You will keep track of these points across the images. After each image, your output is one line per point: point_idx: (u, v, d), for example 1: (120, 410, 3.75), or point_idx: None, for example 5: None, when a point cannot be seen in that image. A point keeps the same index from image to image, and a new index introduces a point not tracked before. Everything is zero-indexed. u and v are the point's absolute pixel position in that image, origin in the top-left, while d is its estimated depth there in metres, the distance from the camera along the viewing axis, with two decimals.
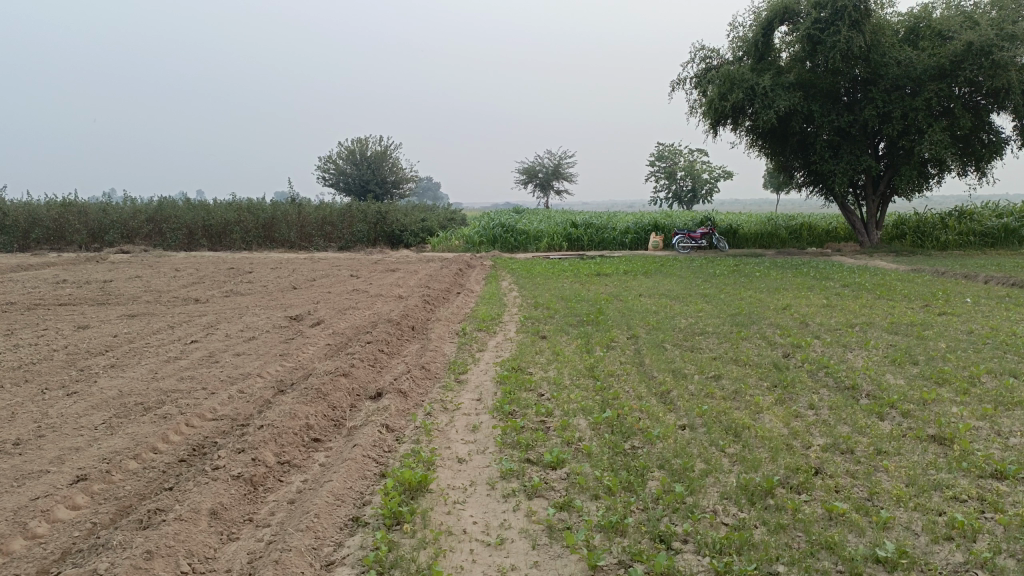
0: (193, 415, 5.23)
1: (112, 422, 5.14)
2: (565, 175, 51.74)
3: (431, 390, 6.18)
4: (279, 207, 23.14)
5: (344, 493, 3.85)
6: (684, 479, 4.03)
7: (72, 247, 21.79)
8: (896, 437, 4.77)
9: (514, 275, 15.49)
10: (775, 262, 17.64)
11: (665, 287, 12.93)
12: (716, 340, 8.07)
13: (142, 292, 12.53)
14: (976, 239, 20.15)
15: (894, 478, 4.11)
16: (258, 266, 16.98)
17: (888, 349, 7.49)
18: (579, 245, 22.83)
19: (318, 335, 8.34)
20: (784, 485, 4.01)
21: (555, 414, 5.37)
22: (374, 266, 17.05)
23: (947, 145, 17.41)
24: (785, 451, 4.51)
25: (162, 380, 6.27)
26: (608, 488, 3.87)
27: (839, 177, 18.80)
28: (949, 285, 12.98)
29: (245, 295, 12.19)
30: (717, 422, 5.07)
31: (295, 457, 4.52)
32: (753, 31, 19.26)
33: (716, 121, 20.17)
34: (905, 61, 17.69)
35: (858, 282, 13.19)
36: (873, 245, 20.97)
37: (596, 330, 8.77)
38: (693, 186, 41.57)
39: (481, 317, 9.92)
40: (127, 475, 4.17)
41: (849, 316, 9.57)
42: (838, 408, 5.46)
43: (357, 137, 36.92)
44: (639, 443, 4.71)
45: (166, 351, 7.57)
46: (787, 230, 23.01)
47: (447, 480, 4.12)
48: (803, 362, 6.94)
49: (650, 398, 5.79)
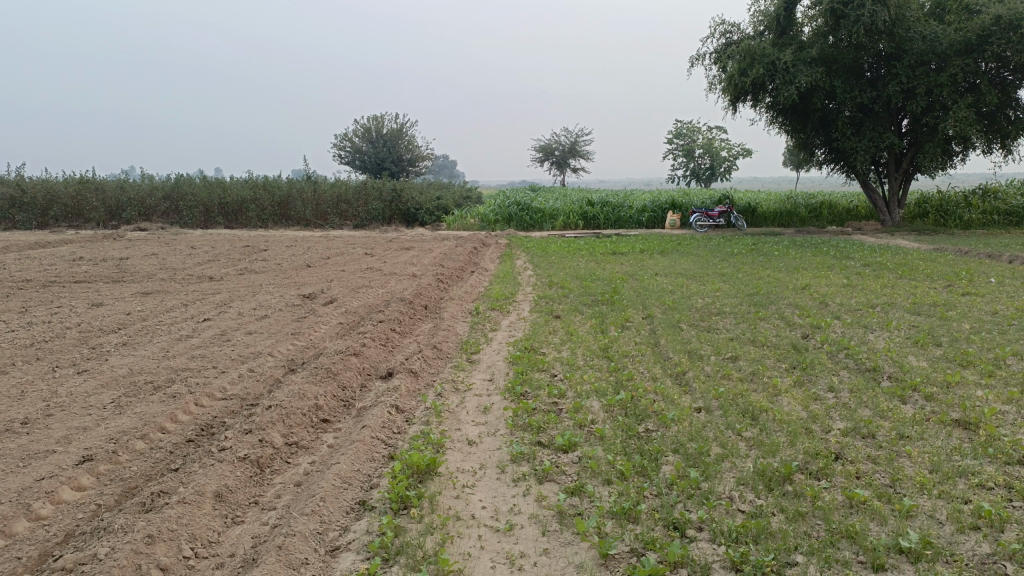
0: (202, 394, 5.19)
1: (120, 401, 5.10)
2: (582, 153, 51.32)
3: (443, 370, 6.10)
4: (294, 184, 23.07)
5: (351, 475, 3.78)
6: (699, 463, 3.92)
7: (89, 225, 21.91)
8: (919, 421, 4.63)
9: (529, 253, 15.36)
10: (794, 241, 17.37)
11: (682, 266, 12.75)
12: (733, 321, 7.93)
13: (156, 269, 12.54)
14: (1001, 218, 19.74)
15: (917, 464, 3.97)
16: (273, 244, 16.96)
17: (910, 330, 7.32)
18: (595, 224, 22.60)
19: (331, 314, 8.29)
20: (803, 471, 3.89)
21: (567, 395, 5.26)
22: (389, 245, 16.99)
23: (973, 122, 17.02)
24: (803, 436, 4.39)
25: (172, 359, 6.23)
26: (622, 473, 3.77)
27: (862, 155, 18.47)
28: (973, 264, 12.71)
29: (259, 273, 12.16)
30: (733, 404, 4.96)
31: (303, 438, 4.46)
32: (775, 4, 18.79)
33: (736, 97, 19.79)
34: (931, 36, 17.27)
35: (880, 261, 12.94)
36: (894, 224, 20.62)
37: (611, 309, 8.65)
38: (711, 163, 41.11)
39: (494, 296, 9.82)
40: (134, 456, 4.13)
41: (870, 296, 9.36)
42: (859, 391, 5.31)
43: (373, 115, 36.73)
44: (653, 425, 4.60)
45: (178, 329, 7.53)
46: (806, 209, 22.66)
47: (457, 462, 4.04)
48: (823, 343, 6.78)
49: (665, 379, 5.68)
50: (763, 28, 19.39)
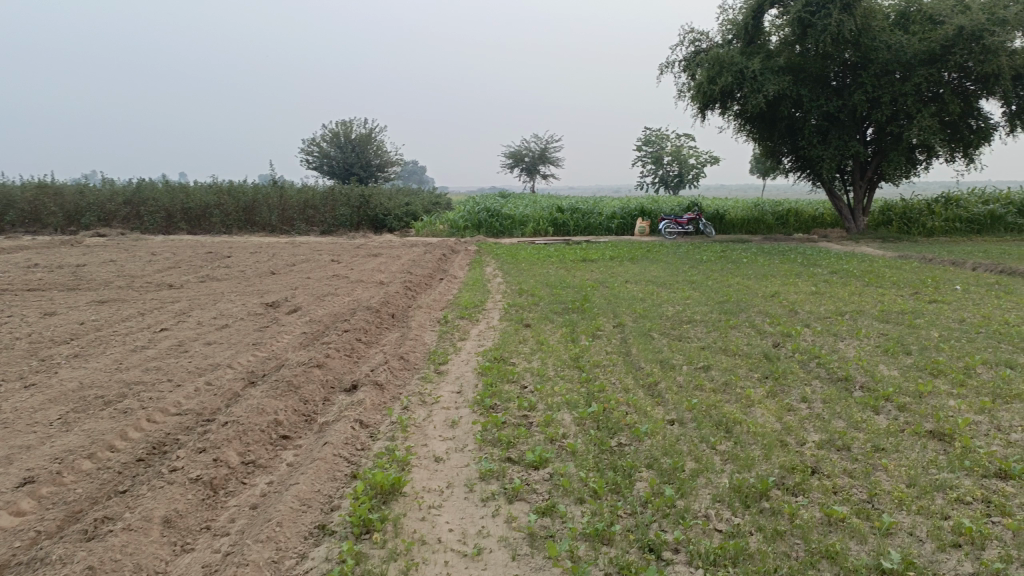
0: (156, 409, 4.95)
1: (68, 417, 4.84)
2: (551, 160, 51.40)
3: (410, 382, 5.92)
4: (260, 190, 22.68)
5: (310, 497, 3.60)
6: (674, 480, 3.79)
7: (47, 230, 21.31)
8: (894, 433, 4.56)
9: (499, 260, 15.23)
10: (761, 248, 17.46)
11: (652, 273, 12.68)
12: (704, 329, 7.85)
13: (115, 276, 12.17)
14: (963, 225, 20.05)
15: (894, 477, 3.90)
16: (237, 250, 16.61)
17: (880, 339, 7.29)
18: (565, 231, 22.54)
19: (295, 323, 8.05)
20: (779, 486, 3.78)
21: (538, 408, 5.11)
22: (356, 251, 16.73)
23: (936, 131, 17.27)
24: (779, 449, 4.29)
25: (126, 372, 5.96)
26: (594, 491, 3.63)
27: (827, 163, 18.65)
28: (938, 272, 12.83)
29: (221, 280, 11.84)
30: (707, 416, 4.85)
31: (261, 457, 4.25)
32: (742, 13, 18.95)
33: (704, 105, 19.88)
34: (896, 46, 17.52)
35: (847, 269, 13.01)
36: (859, 231, 20.85)
37: (582, 318, 8.54)
38: (680, 171, 41.38)
39: (464, 304, 9.65)
40: (80, 477, 3.90)
41: (838, 304, 9.37)
42: (833, 401, 5.24)
43: (341, 120, 36.38)
44: (626, 439, 4.47)
45: (134, 340, 7.25)
46: (773, 216, 22.84)
47: (422, 481, 3.86)
48: (794, 352, 6.73)
49: (637, 390, 5.55)
50: (731, 37, 19.54)
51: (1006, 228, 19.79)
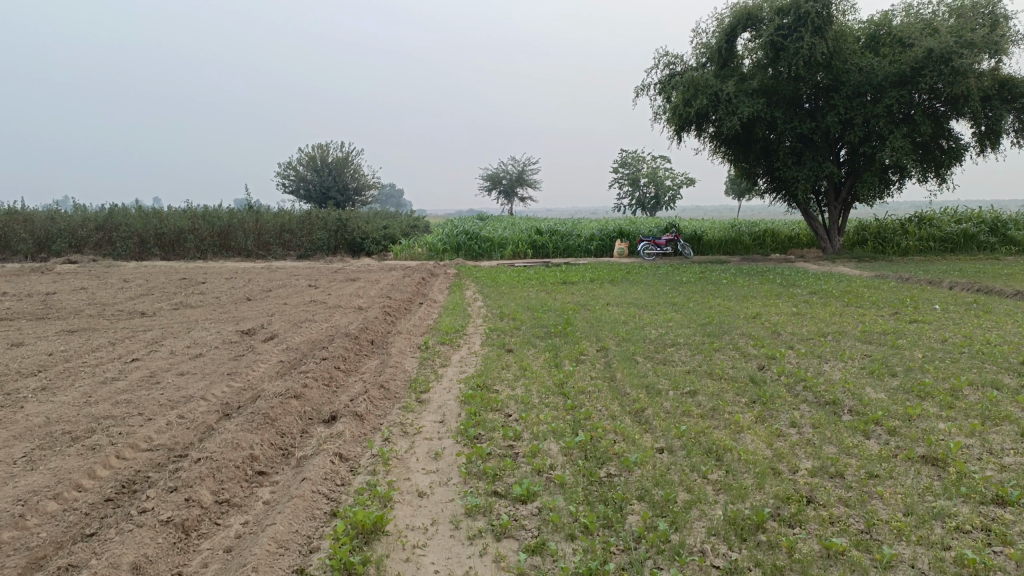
0: (126, 445, 4.75)
1: (33, 454, 4.62)
2: (528, 182, 51.54)
3: (390, 412, 5.75)
4: (235, 215, 22.41)
5: (288, 538, 3.44)
6: (667, 513, 3.66)
7: (16, 258, 20.89)
8: (886, 459, 4.48)
9: (479, 283, 15.11)
10: (741, 269, 17.51)
11: (633, 295, 12.61)
12: (688, 353, 7.77)
13: (86, 305, 11.88)
14: (936, 244, 20.27)
15: (890, 506, 3.80)
16: (212, 276, 16.33)
17: (865, 361, 7.24)
18: (544, 253, 22.48)
19: (271, 351, 7.87)
20: (775, 518, 3.67)
21: (524, 437, 4.98)
22: (334, 275, 16.52)
23: (908, 152, 17.48)
24: (772, 477, 4.17)
25: (95, 406, 5.74)
26: (585, 527, 3.50)
27: (802, 183, 18.79)
28: (916, 291, 12.89)
29: (195, 307, 11.60)
30: (697, 444, 4.73)
31: (235, 495, 4.07)
32: (715, 37, 19.14)
33: (680, 128, 20.00)
34: (867, 68, 17.80)
35: (826, 289, 13.04)
36: (835, 251, 21.00)
37: (564, 342, 8.43)
38: (656, 193, 41.65)
39: (444, 329, 9.50)
40: (43, 519, 3.69)
41: (821, 325, 9.34)
42: (822, 426, 5.15)
43: (317, 143, 36.22)
44: (615, 469, 4.34)
45: (104, 371, 7.02)
46: (750, 237, 22.97)
47: (405, 519, 3.71)
48: (780, 375, 6.65)
49: (624, 417, 5.43)
50: (704, 61, 19.74)
51: (978, 247, 20.03)
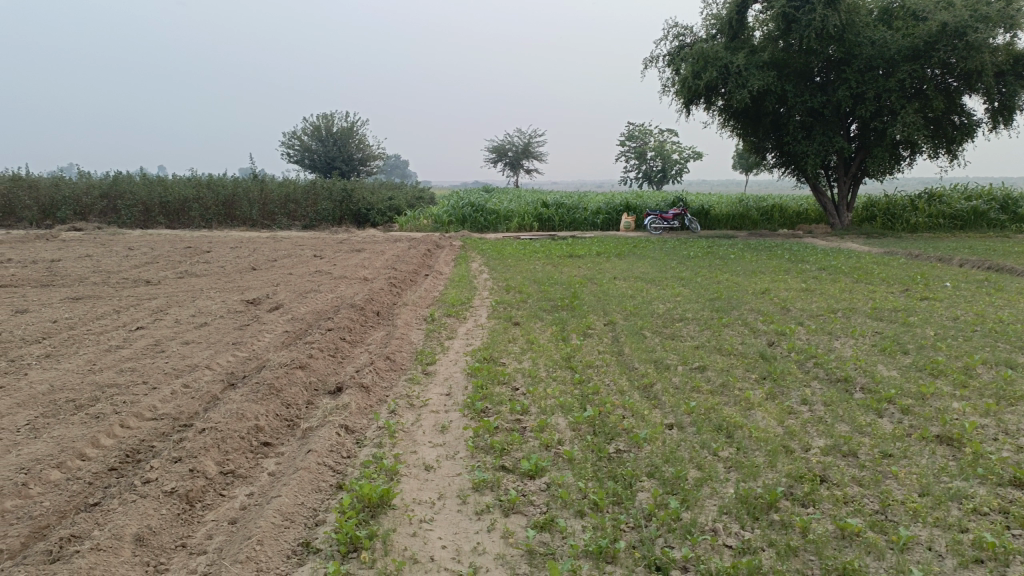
0: (130, 414, 4.71)
1: (37, 423, 4.57)
2: (534, 155, 51.22)
3: (396, 384, 5.70)
4: (240, 183, 22.27)
5: (294, 511, 3.39)
6: (678, 490, 3.61)
7: (21, 224, 20.85)
8: (900, 438, 4.41)
9: (485, 255, 15.00)
10: (748, 244, 17.40)
11: (640, 269, 12.51)
12: (696, 328, 7.69)
13: (90, 272, 11.83)
14: (946, 222, 20.07)
15: (905, 486, 3.74)
16: (217, 246, 16.26)
17: (876, 338, 7.16)
18: (550, 226, 22.32)
19: (276, 321, 7.81)
20: (787, 497, 3.61)
21: (531, 411, 4.92)
22: (339, 246, 16.42)
23: (920, 127, 17.23)
24: (784, 455, 4.11)
25: (99, 374, 5.70)
26: (595, 504, 3.45)
27: (812, 158, 18.56)
28: (927, 268, 12.76)
29: (200, 276, 11.54)
30: (707, 420, 4.67)
31: (240, 466, 4.02)
32: (726, 8, 18.80)
33: (689, 101, 19.74)
34: (880, 41, 17.48)
35: (835, 265, 12.91)
36: (843, 226, 20.82)
37: (571, 316, 8.35)
38: (663, 166, 41.33)
39: (450, 301, 9.42)
40: (47, 488, 3.65)
41: (830, 301, 9.23)
42: (834, 404, 5.08)
43: (322, 113, 35.95)
44: (624, 445, 4.28)
45: (108, 339, 6.97)
46: (758, 211, 22.77)
47: (412, 493, 3.65)
48: (790, 351, 6.57)
49: (633, 393, 5.36)
50: (715, 32, 19.40)
51: (988, 224, 19.84)
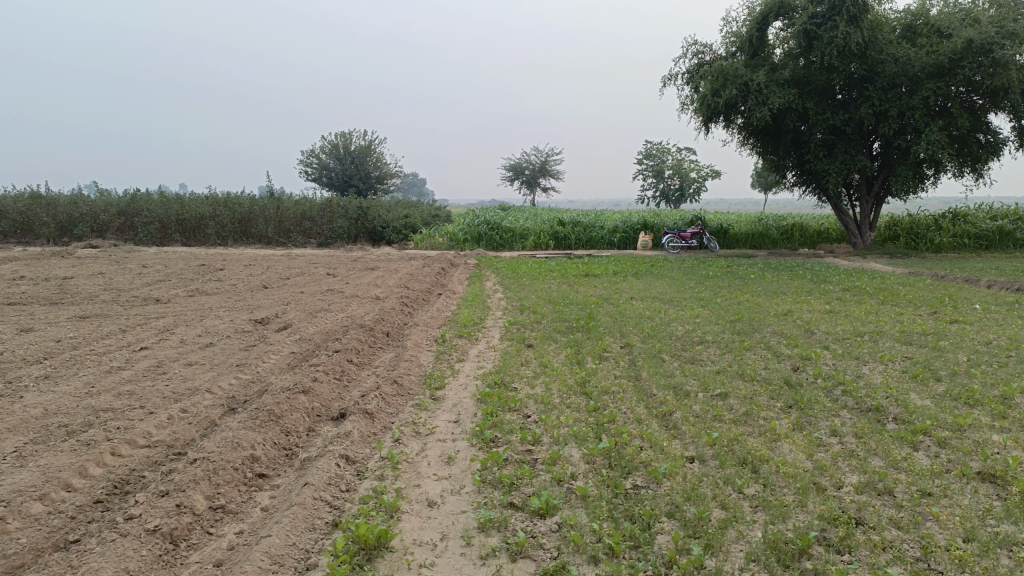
0: (122, 441, 4.49)
1: (25, 450, 4.36)
2: (551, 173, 51.14)
3: (403, 410, 5.45)
4: (256, 201, 22.24)
5: (284, 553, 3.15)
6: (701, 534, 3.32)
7: (39, 241, 20.92)
8: (939, 474, 4.10)
9: (499, 274, 14.78)
10: (769, 263, 17.09)
11: (658, 289, 12.19)
12: (717, 351, 7.39)
13: (100, 289, 11.71)
14: (971, 241, 19.62)
15: (948, 530, 3.43)
16: (230, 263, 16.15)
17: (907, 363, 6.82)
18: (566, 244, 22.09)
19: (283, 342, 7.61)
20: (821, 542, 3.32)
21: (543, 441, 4.65)
22: (353, 264, 16.25)
23: (945, 145, 16.84)
24: (814, 493, 3.82)
25: (96, 397, 5.50)
26: (611, 549, 3.18)
27: (833, 177, 18.22)
28: (954, 289, 12.38)
29: (211, 295, 11.40)
30: (730, 453, 4.37)
31: (232, 500, 3.79)
32: (746, 26, 18.59)
33: (708, 118, 19.48)
34: (903, 58, 17.13)
35: (859, 286, 12.54)
36: (866, 246, 20.43)
37: (587, 338, 8.07)
38: (680, 184, 41.07)
39: (462, 322, 9.17)
40: (26, 522, 3.42)
41: (857, 324, 8.88)
42: (866, 435, 4.77)
43: (340, 131, 36.03)
44: (641, 481, 4.00)
45: (111, 360, 6.79)
46: (778, 230, 22.40)
47: (412, 533, 3.40)
48: (817, 378, 6.25)
49: (651, 421, 5.08)
50: (734, 49, 19.20)
51: (1015, 244, 19.34)
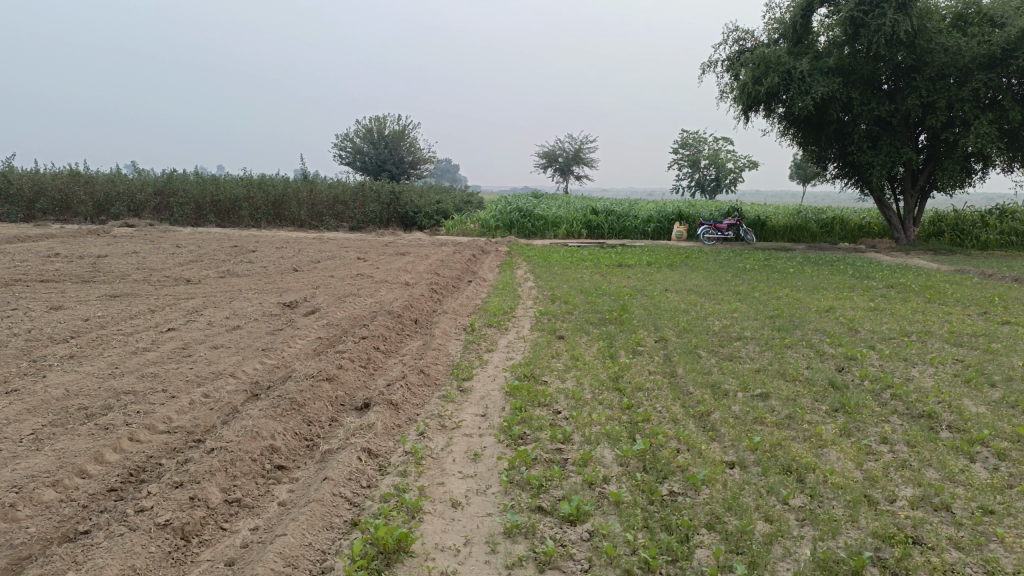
0: (141, 426, 4.35)
1: (42, 433, 4.25)
2: (586, 161, 50.60)
3: (429, 401, 5.27)
4: (290, 183, 22.18)
5: (300, 553, 2.99)
6: (744, 549, 3.09)
7: (77, 218, 21.19)
8: (1000, 490, 3.80)
9: (531, 262, 14.54)
10: (808, 257, 16.62)
11: (693, 282, 11.87)
12: (756, 348, 7.09)
13: (133, 269, 11.72)
14: (1019, 239, 18.91)
15: (1015, 553, 3.14)
16: (262, 245, 16.16)
17: (958, 367, 6.45)
18: (599, 233, 21.80)
19: (310, 326, 7.48)
20: (875, 563, 3.07)
21: (574, 440, 4.43)
22: (384, 249, 16.15)
23: (995, 139, 16.14)
24: (866, 507, 3.56)
25: (118, 379, 5.39)
26: (647, 563, 2.96)
27: (878, 169, 17.64)
28: (1003, 289, 11.89)
29: (241, 276, 11.34)
30: (773, 459, 4.11)
31: (248, 494, 3.64)
32: (791, 12, 18.04)
33: (748, 107, 18.97)
34: (954, 48, 16.46)
35: (903, 282, 12.08)
36: (909, 242, 19.79)
37: (620, 330, 7.81)
38: (717, 174, 40.36)
39: (492, 310, 8.97)
40: (37, 509, 3.29)
41: (902, 323, 8.49)
42: (918, 444, 4.47)
43: (375, 115, 35.93)
44: (678, 487, 3.76)
45: (136, 340, 6.70)
46: (818, 224, 21.81)
47: (434, 536, 3.21)
48: (864, 380, 5.93)
49: (687, 422, 4.82)
50: (777, 36, 18.67)
51: None
